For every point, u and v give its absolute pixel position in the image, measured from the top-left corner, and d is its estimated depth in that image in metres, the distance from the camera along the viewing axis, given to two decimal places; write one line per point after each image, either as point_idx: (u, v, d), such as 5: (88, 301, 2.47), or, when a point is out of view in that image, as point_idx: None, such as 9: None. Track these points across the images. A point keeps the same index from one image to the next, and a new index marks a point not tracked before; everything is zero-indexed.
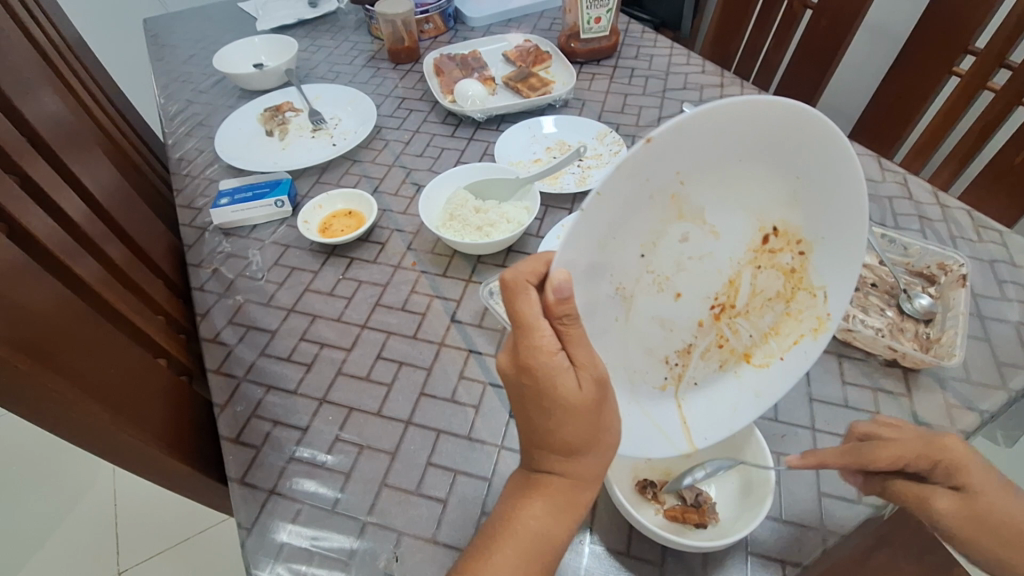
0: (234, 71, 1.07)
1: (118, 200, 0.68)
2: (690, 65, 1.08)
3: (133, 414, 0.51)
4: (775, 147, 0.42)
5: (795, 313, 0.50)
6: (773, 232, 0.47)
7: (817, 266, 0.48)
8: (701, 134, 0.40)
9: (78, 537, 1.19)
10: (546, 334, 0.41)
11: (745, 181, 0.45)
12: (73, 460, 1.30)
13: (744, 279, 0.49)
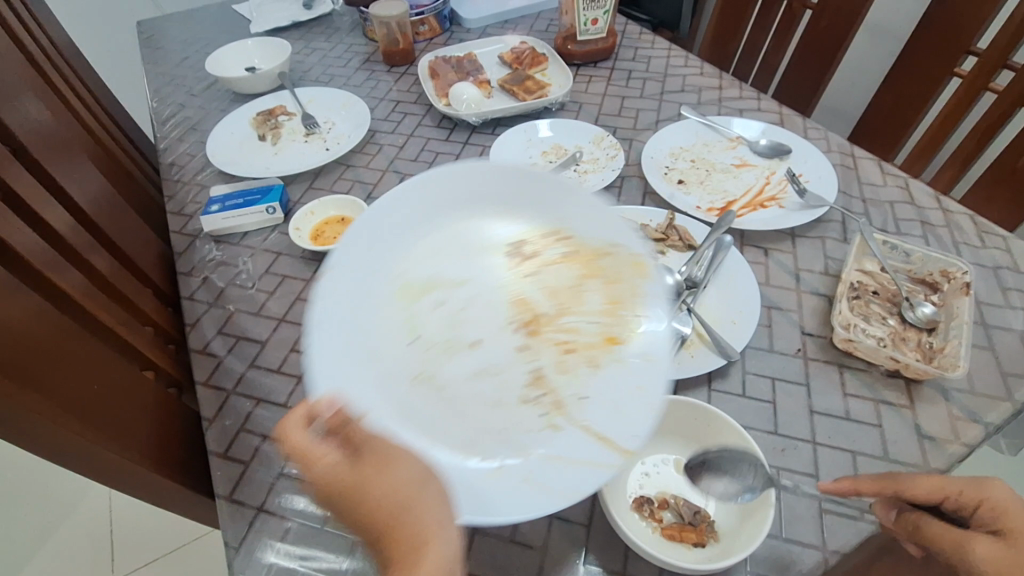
0: (227, 74, 1.05)
1: (105, 209, 0.67)
2: (688, 67, 1.07)
3: (117, 431, 0.50)
4: (431, 203, 0.58)
5: (614, 279, 0.56)
6: (523, 246, 0.60)
7: (581, 234, 0.58)
8: (371, 229, 0.54)
9: (73, 543, 1.20)
10: (325, 450, 0.39)
11: (404, 244, 0.57)
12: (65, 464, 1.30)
13: (524, 294, 0.58)
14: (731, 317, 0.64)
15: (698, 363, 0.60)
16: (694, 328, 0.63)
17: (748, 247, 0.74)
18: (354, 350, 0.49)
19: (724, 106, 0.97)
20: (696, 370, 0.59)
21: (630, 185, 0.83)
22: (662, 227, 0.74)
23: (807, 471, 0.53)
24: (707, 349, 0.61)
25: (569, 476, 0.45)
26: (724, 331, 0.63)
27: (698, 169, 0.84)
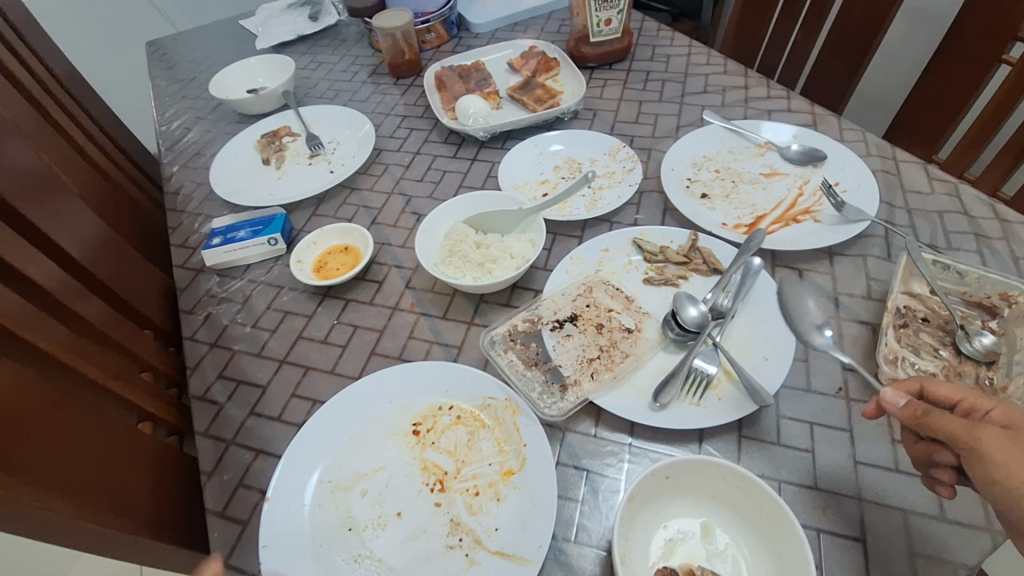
0: (231, 95, 1.03)
1: (92, 255, 0.66)
2: (711, 65, 1.00)
3: (93, 499, 0.48)
4: (350, 405, 0.58)
5: (496, 426, 0.56)
6: (417, 425, 0.57)
7: (464, 399, 0.58)
8: (301, 453, 0.54)
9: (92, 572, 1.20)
10: None
11: (324, 452, 0.55)
12: None
13: (429, 457, 0.55)
14: (762, 351, 0.58)
15: (726, 407, 0.54)
16: (721, 365, 0.58)
17: (779, 268, 0.68)
18: (287, 564, 0.48)
19: (750, 107, 0.90)
20: (724, 416, 0.54)
21: (649, 201, 0.77)
22: (684, 249, 0.69)
23: (853, 534, 0.47)
24: (737, 391, 0.56)
25: None
26: (754, 368, 0.57)
27: (723, 180, 0.78)
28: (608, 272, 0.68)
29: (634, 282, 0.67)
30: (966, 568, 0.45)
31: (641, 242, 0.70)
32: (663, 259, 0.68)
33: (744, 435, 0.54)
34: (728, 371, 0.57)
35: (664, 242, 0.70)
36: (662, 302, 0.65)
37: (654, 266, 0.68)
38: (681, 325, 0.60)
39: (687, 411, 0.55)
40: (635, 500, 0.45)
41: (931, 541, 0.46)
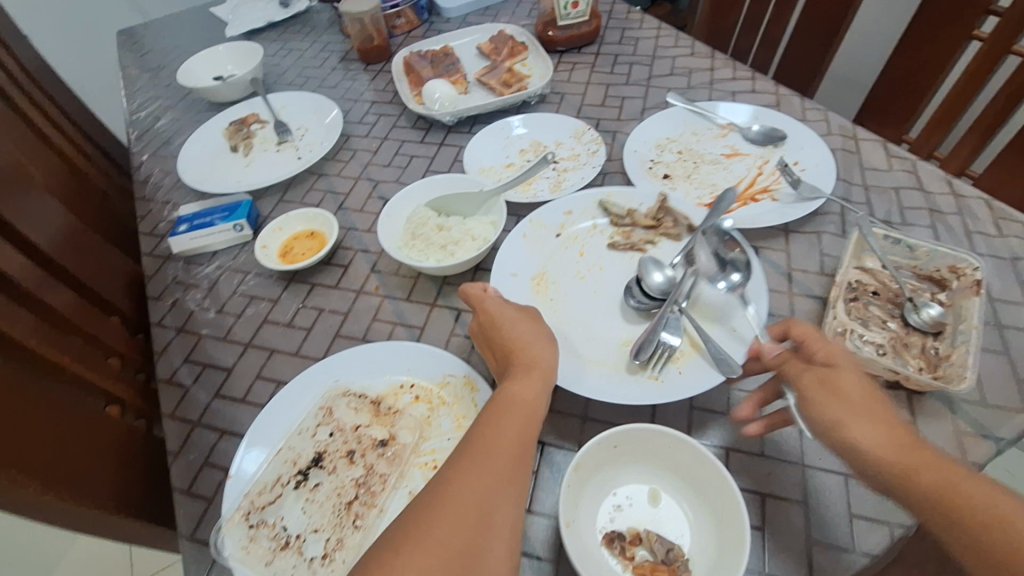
0: (199, 83, 1.03)
1: (59, 240, 0.66)
2: (679, 47, 1.01)
3: (61, 477, 0.49)
4: (313, 380, 0.59)
5: (455, 404, 0.57)
6: (377, 400, 0.58)
7: (424, 380, 0.59)
8: (266, 431, 0.55)
9: None
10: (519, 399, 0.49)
11: (285, 427, 0.56)
12: None
13: (388, 432, 0.55)
14: (733, 320, 0.59)
15: (691, 379, 0.55)
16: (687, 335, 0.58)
17: None
18: (255, 541, 0.48)
19: (715, 89, 0.91)
20: (691, 391, 0.53)
21: (613, 182, 0.78)
22: (653, 211, 0.70)
23: (796, 497, 0.49)
24: (701, 362, 0.56)
25: None
26: (722, 339, 0.58)
27: (686, 161, 0.78)
28: (572, 236, 0.70)
29: (598, 247, 0.69)
30: (902, 528, 0.46)
31: (607, 204, 0.71)
32: (630, 222, 0.70)
33: (695, 406, 0.56)
34: (694, 342, 0.58)
35: (632, 202, 0.71)
36: (625, 266, 0.67)
37: (621, 229, 0.70)
38: (647, 291, 0.62)
39: (647, 387, 0.54)
40: (581, 470, 0.47)
41: (870, 503, 0.48)
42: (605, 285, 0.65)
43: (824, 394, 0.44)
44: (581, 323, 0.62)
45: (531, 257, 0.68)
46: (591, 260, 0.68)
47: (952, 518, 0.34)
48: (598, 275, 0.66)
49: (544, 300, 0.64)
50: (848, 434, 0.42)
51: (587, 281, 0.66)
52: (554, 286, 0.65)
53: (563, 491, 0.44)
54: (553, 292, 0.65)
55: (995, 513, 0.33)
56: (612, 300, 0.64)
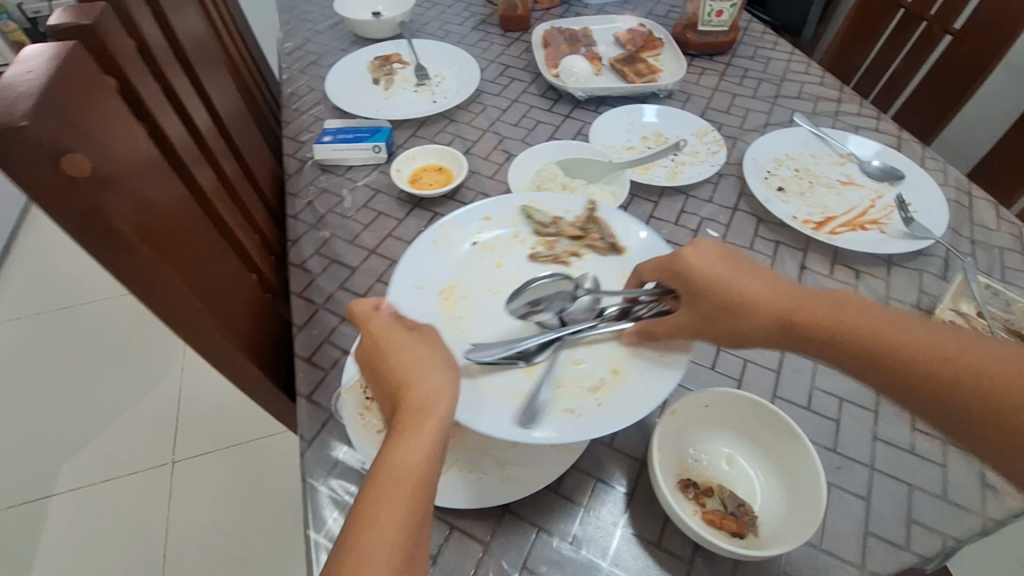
0: (353, 17, 1.11)
1: (234, 118, 0.74)
2: (809, 75, 1.03)
3: (221, 313, 0.57)
4: None
5: None
6: None
7: None
8: None
9: (135, 430, 1.43)
10: (403, 458, 0.42)
11: None
12: (152, 366, 1.56)
13: None
14: (655, 350, 0.55)
15: (617, 406, 0.51)
16: (603, 363, 0.55)
17: (836, 266, 0.72)
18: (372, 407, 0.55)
19: (839, 120, 0.94)
20: (619, 423, 0.49)
21: (727, 183, 0.82)
22: (580, 221, 0.67)
23: (859, 493, 0.52)
24: (623, 393, 0.52)
25: (529, 481, 0.51)
26: (641, 367, 0.54)
27: (801, 180, 0.81)
28: (488, 244, 0.66)
29: (519, 257, 0.65)
30: (955, 541, 0.49)
31: (532, 211, 0.68)
32: (554, 232, 0.67)
33: (778, 397, 0.59)
34: (615, 369, 0.54)
35: (557, 211, 0.69)
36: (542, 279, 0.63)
37: (544, 239, 0.67)
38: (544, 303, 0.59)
39: (561, 420, 0.49)
40: (679, 414, 0.53)
41: (929, 513, 0.51)
42: None
43: (726, 295, 0.52)
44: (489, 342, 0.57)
45: (442, 267, 0.63)
46: (509, 272, 0.64)
47: (870, 362, 0.46)
48: (511, 287, 0.63)
49: (451, 315, 0.59)
50: (766, 322, 0.51)
51: (502, 296, 0.61)
52: (464, 299, 0.61)
53: (660, 426, 0.51)
54: (461, 307, 0.60)
55: (899, 353, 0.45)
56: None
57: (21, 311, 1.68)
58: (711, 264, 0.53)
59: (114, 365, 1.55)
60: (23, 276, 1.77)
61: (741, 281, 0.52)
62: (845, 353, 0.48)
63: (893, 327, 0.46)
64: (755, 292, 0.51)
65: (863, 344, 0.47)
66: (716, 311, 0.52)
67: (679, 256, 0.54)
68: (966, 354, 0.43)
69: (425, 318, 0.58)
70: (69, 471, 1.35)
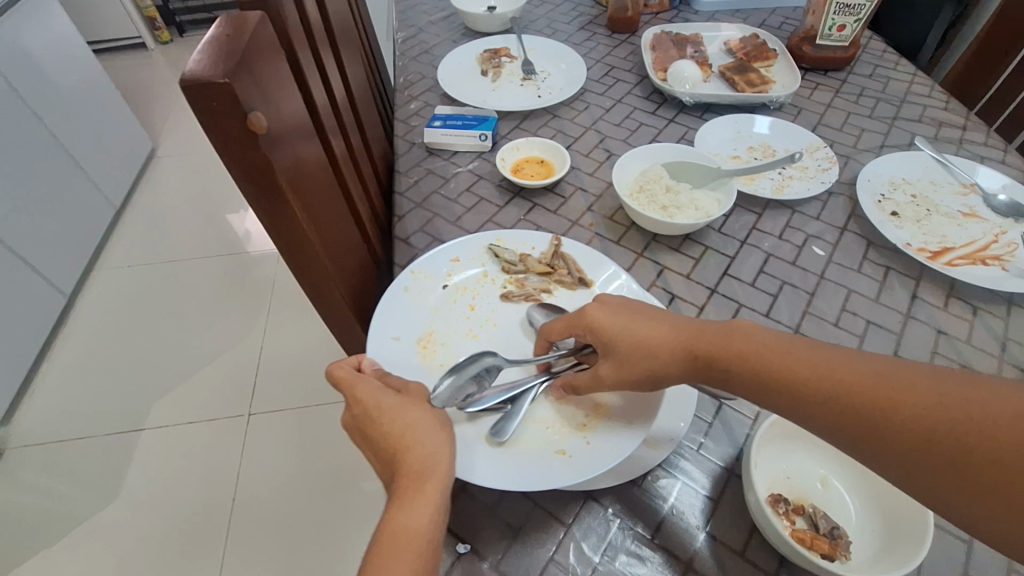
0: (466, 9, 1.15)
1: (360, 96, 0.79)
2: (932, 98, 0.98)
3: (341, 274, 0.61)
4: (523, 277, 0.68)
5: None
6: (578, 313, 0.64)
7: None
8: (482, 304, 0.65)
9: (219, 380, 1.54)
10: (402, 529, 0.44)
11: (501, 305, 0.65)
12: (239, 324, 1.67)
13: None
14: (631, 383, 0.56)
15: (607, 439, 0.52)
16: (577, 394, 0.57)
17: (951, 299, 0.68)
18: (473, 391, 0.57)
19: (963, 147, 0.88)
20: (623, 448, 0.50)
21: (835, 203, 0.79)
22: (546, 257, 0.69)
23: (962, 536, 0.50)
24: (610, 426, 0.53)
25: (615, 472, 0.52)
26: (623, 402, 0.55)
27: (918, 206, 0.77)
28: (460, 286, 0.67)
29: (490, 297, 0.67)
30: None
31: (498, 251, 0.69)
32: (522, 270, 0.68)
33: None
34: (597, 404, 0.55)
35: (523, 248, 0.70)
36: (514, 320, 0.65)
37: (512, 277, 0.68)
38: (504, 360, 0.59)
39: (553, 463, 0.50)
40: (774, 427, 0.53)
41: None
42: (497, 342, 0.63)
43: (636, 343, 0.50)
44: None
45: (419, 315, 0.63)
46: (483, 314, 0.65)
47: (813, 398, 0.44)
48: (490, 330, 0.64)
49: (433, 365, 0.60)
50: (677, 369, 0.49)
51: (479, 339, 0.63)
52: (443, 346, 0.62)
53: (760, 431, 0.51)
54: (441, 355, 0.61)
55: (836, 384, 0.43)
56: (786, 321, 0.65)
57: (132, 260, 1.84)
58: (610, 311, 0.53)
59: (206, 319, 1.68)
60: (136, 228, 1.95)
61: (643, 327, 0.51)
62: (782, 396, 0.45)
63: (798, 364, 0.45)
64: (659, 336, 0.50)
65: (797, 380, 0.44)
66: (627, 363, 0.50)
67: (583, 311, 0.54)
68: (893, 379, 0.41)
69: (409, 371, 0.58)
70: (159, 410, 1.47)
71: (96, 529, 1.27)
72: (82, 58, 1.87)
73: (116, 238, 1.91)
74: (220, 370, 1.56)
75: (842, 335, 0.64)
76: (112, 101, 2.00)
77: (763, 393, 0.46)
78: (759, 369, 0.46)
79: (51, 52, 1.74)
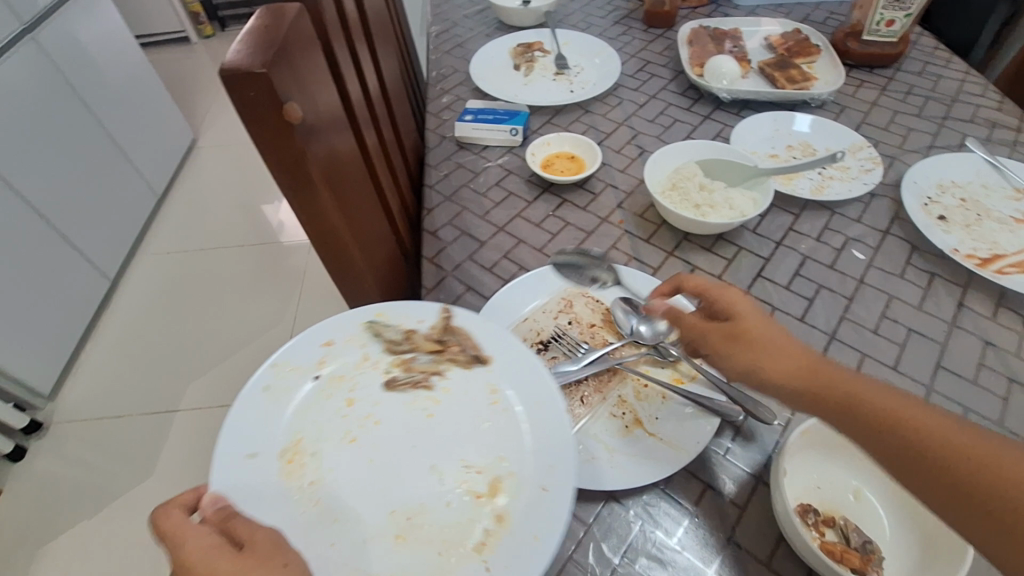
0: (501, 3, 1.14)
1: (394, 89, 0.80)
2: (989, 97, 0.93)
3: (370, 268, 0.62)
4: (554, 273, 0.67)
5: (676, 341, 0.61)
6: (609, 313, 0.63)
7: None
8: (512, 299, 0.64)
9: (250, 366, 1.58)
10: None
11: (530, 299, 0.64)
12: (270, 312, 1.71)
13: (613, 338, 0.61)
14: (537, 476, 0.43)
15: (507, 572, 0.39)
16: (466, 496, 0.42)
17: (1002, 309, 0.64)
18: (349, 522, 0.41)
19: (1021, 149, 0.83)
20: None
21: (878, 206, 0.76)
22: (437, 331, 0.53)
23: None
24: (512, 549, 0.40)
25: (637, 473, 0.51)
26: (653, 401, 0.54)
27: (968, 211, 0.73)
28: (334, 376, 0.50)
29: (370, 389, 0.49)
30: None
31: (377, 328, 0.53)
32: (409, 349, 0.52)
33: None
34: (496, 511, 0.42)
35: (410, 322, 0.54)
36: (404, 413, 0.47)
37: (398, 358, 0.51)
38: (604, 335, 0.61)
39: None
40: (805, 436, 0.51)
41: None
42: (379, 445, 0.45)
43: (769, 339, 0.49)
44: (351, 511, 0.41)
45: (274, 422, 0.46)
46: (361, 410, 0.47)
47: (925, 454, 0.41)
48: (371, 431, 0.46)
49: (297, 486, 0.43)
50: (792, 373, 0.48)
51: (358, 443, 0.45)
52: (312, 456, 0.44)
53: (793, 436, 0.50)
54: (308, 469, 0.44)
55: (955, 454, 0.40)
56: (820, 327, 0.63)
57: (171, 247, 1.91)
58: (751, 305, 0.52)
59: (240, 305, 1.73)
60: (176, 216, 2.01)
61: (775, 329, 0.50)
62: (893, 439, 0.42)
63: (925, 421, 0.42)
64: (787, 341, 0.49)
65: (916, 433, 0.42)
66: (747, 348, 0.49)
67: (725, 293, 0.52)
68: (971, 448, 0.40)
69: (259, 502, 0.42)
70: (193, 393, 1.52)
71: (131, 504, 1.32)
72: (130, 51, 1.94)
73: (157, 225, 1.98)
74: (251, 356, 1.60)
75: (879, 342, 0.61)
76: (157, 91, 2.07)
77: (874, 430, 0.43)
78: (861, 393, 0.45)
79: (103, 47, 1.81)
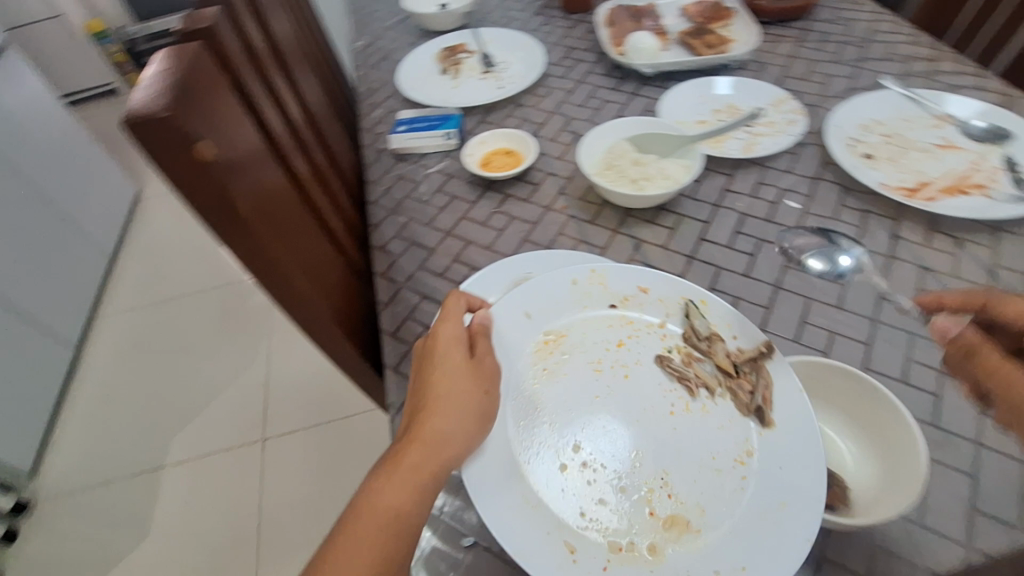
0: (419, 11, 1.15)
1: (320, 112, 0.80)
2: (898, 34, 0.96)
3: (319, 293, 0.62)
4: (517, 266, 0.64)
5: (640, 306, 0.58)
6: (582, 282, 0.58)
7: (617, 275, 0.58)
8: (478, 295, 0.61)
9: (231, 410, 1.55)
10: None
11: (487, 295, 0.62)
12: (244, 352, 1.69)
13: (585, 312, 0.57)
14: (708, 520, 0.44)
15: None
16: (646, 500, 0.46)
17: (934, 234, 0.67)
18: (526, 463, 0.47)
19: (934, 79, 0.87)
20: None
21: (808, 154, 0.79)
22: (744, 356, 0.52)
23: (965, 469, 0.49)
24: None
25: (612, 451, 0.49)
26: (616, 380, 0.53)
27: (892, 145, 0.76)
28: (628, 318, 0.57)
29: (647, 352, 0.55)
30: None
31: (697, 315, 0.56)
32: (703, 352, 0.54)
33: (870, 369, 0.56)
34: (661, 535, 0.44)
35: (723, 331, 0.54)
36: (653, 383, 0.53)
37: (689, 351, 0.55)
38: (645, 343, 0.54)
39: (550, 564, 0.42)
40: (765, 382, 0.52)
41: None
42: (614, 395, 0.52)
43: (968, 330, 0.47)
44: (554, 421, 0.50)
45: (569, 306, 0.57)
46: (627, 358, 0.55)
47: None
48: (615, 379, 0.53)
49: (541, 365, 0.54)
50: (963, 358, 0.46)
51: (600, 378, 0.53)
52: (562, 354, 0.55)
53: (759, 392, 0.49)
54: (553, 359, 0.54)
55: None
56: (766, 278, 0.65)
57: (132, 304, 1.86)
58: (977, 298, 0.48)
59: (212, 350, 1.70)
60: (132, 272, 1.96)
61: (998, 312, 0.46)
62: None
63: None
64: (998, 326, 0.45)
65: None
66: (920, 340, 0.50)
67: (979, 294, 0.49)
68: None
69: (512, 352, 0.54)
70: (176, 447, 1.49)
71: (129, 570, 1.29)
72: (57, 113, 1.89)
73: (114, 284, 1.92)
74: (230, 399, 1.58)
75: (824, 284, 0.63)
76: (92, 148, 2.01)
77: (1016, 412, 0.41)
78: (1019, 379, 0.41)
79: (28, 113, 1.76)
